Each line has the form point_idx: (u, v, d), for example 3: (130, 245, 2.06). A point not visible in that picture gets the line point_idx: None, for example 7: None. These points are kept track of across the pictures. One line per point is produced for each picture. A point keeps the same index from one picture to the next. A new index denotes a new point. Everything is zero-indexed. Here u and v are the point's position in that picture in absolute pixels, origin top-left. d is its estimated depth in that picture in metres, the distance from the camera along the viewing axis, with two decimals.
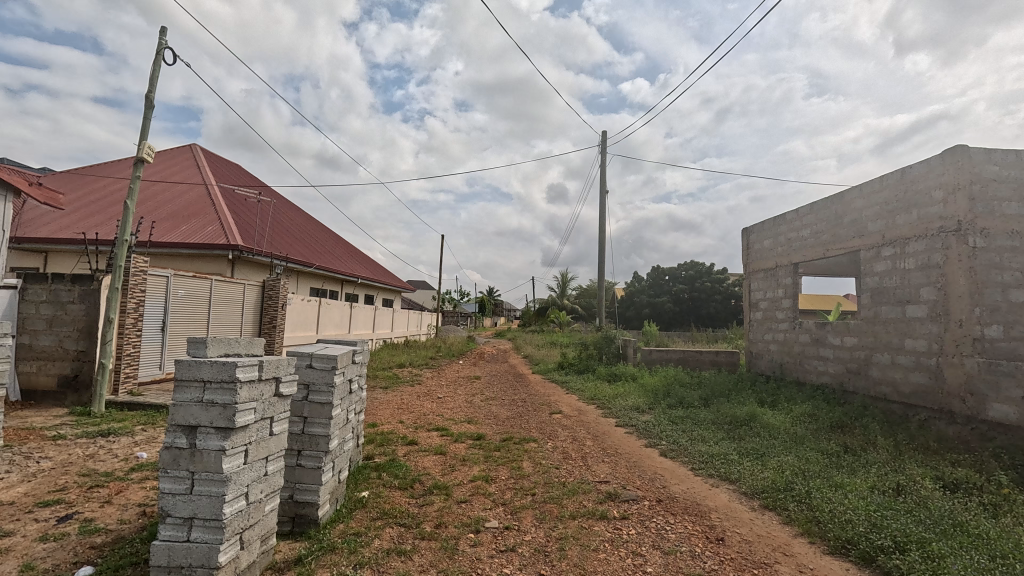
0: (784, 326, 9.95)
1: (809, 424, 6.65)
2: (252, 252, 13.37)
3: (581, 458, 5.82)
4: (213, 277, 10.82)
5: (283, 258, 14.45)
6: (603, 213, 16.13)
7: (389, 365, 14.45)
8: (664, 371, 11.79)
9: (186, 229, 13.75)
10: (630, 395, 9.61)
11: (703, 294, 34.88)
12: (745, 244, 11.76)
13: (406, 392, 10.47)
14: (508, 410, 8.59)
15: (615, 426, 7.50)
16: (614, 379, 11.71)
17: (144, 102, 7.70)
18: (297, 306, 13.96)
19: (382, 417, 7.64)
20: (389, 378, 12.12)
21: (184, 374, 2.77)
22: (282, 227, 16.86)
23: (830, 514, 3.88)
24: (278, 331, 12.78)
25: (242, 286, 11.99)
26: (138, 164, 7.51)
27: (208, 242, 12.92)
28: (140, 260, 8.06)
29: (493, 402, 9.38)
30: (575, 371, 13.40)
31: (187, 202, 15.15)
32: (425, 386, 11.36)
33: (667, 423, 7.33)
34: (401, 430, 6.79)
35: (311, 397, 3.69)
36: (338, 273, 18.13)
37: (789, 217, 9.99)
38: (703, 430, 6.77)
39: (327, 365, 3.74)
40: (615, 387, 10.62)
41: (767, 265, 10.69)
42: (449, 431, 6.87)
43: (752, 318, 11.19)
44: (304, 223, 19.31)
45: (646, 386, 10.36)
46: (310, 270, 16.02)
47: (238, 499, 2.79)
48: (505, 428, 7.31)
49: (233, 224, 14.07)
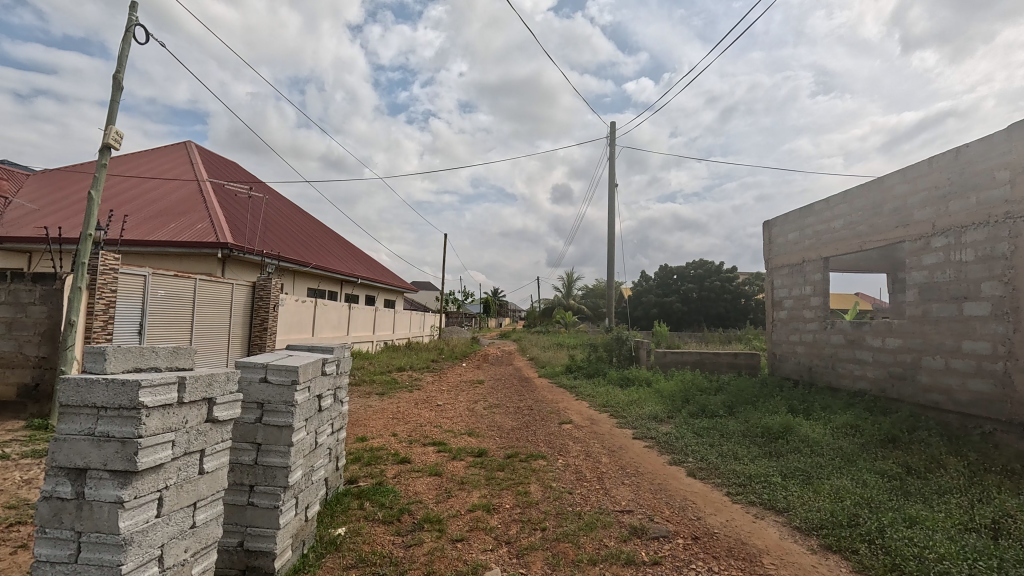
0: (814, 326, 9.14)
1: (854, 438, 5.86)
2: (243, 250, 12.68)
3: (597, 481, 5.05)
4: (197, 277, 10.12)
5: (275, 256, 13.77)
6: (612, 207, 15.33)
7: (387, 368, 13.74)
8: (680, 375, 10.98)
9: (174, 227, 13.10)
10: (646, 402, 8.84)
11: (713, 294, 33.98)
12: (766, 238, 10.94)
13: (403, 398, 9.73)
14: (512, 420, 7.83)
15: (632, 439, 6.73)
16: (626, 384, 10.94)
17: (112, 84, 7.02)
18: (290, 307, 13.27)
19: (374, 429, 6.92)
20: (387, 384, 11.40)
21: (72, 397, 2.03)
22: (277, 225, 16.19)
23: (917, 561, 3.10)
24: (270, 333, 12.08)
25: (230, 286, 11.29)
26: (104, 151, 6.82)
27: (196, 240, 12.25)
28: (110, 257, 7.38)
29: (496, 410, 8.62)
30: (584, 375, 12.60)
31: (176, 199, 14.50)
32: (424, 392, 10.63)
33: (691, 435, 6.54)
34: (392, 445, 6.06)
35: (266, 420, 2.95)
36: (336, 273, 17.45)
37: (816, 207, 9.19)
38: (734, 444, 5.99)
39: (286, 379, 2.98)
40: (629, 393, 9.85)
41: (791, 260, 9.88)
42: (447, 445, 6.14)
43: (775, 318, 10.38)
44: (300, 220, 18.64)
45: (663, 392, 9.57)
46: (305, 269, 15.33)
47: (145, 566, 2.06)
48: (510, 442, 6.56)
49: (224, 221, 13.39)
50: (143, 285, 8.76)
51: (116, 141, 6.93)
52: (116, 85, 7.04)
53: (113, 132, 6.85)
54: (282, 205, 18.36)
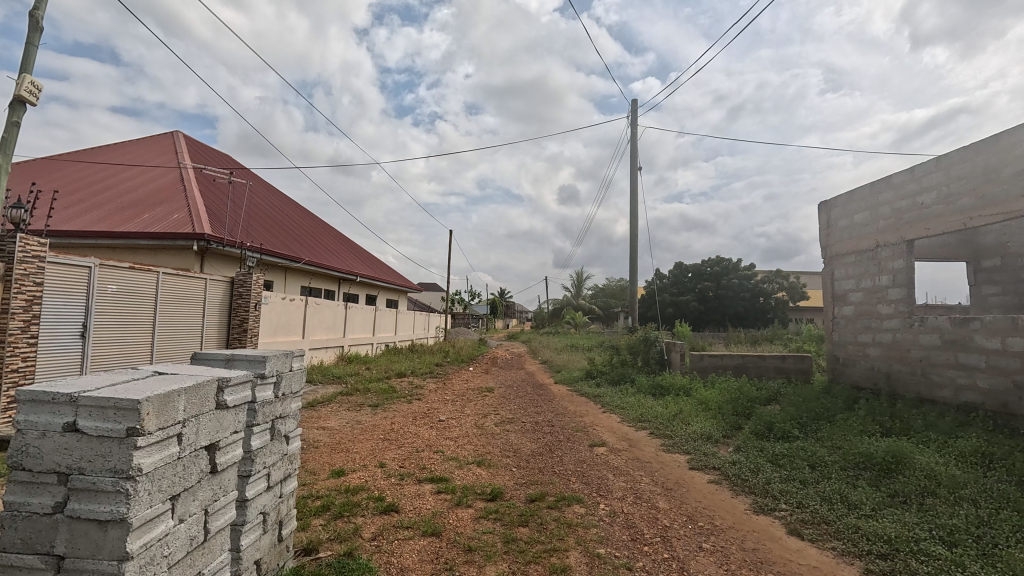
0: (894, 324, 7.56)
1: (1004, 476, 4.31)
2: (223, 242, 11.30)
3: (662, 544, 3.53)
4: (161, 270, 8.71)
5: (260, 249, 12.35)
6: (634, 194, 13.73)
7: (386, 374, 12.30)
8: (724, 383, 9.40)
9: (147, 217, 11.75)
10: (692, 417, 7.29)
11: (731, 292, 32.32)
12: (823, 221, 9.35)
13: (400, 411, 8.25)
14: (532, 442, 6.33)
15: (690, 470, 5.20)
16: (660, 392, 9.44)
17: (29, 24, 5.59)
18: (277, 306, 11.85)
19: (358, 458, 5.45)
20: (383, 392, 9.92)
21: None
22: (264, 216, 14.79)
23: None
24: (251, 335, 10.64)
25: (204, 282, 9.87)
26: (17, 106, 5.38)
27: (170, 231, 10.91)
28: (33, 241, 5.95)
29: (511, 429, 7.09)
30: (608, 383, 11.03)
31: (155, 188, 13.14)
32: (425, 402, 9.19)
33: (767, 465, 5.01)
34: (377, 484, 4.58)
35: (71, 509, 1.46)
36: (331, 270, 16.05)
37: (894, 180, 7.63)
38: (833, 480, 4.46)
39: (110, 426, 1.47)
40: (667, 405, 8.32)
41: (860, 246, 8.33)
42: (449, 482, 4.66)
43: (838, 315, 8.82)
44: (292, 213, 17.24)
45: (709, 404, 8.05)
46: (295, 265, 13.93)
47: None
48: (531, 474, 5.07)
49: (204, 210, 12.02)
50: (89, 279, 7.33)
51: (32, 95, 5.47)
52: (34, 25, 5.60)
53: (27, 82, 5.38)
54: (273, 196, 16.96)
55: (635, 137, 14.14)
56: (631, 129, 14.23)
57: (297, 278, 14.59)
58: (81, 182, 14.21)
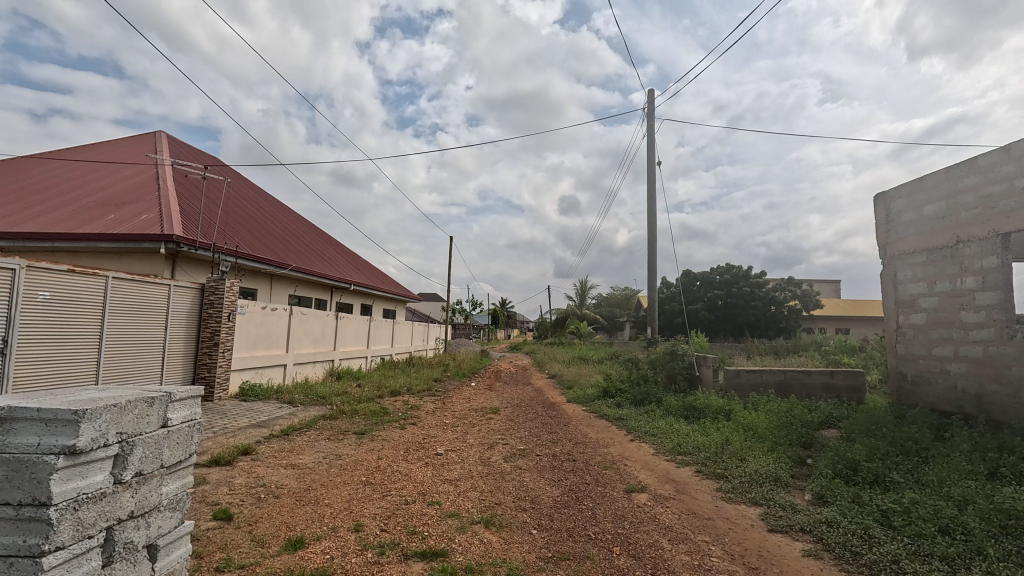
0: (985, 335, 6.27)
1: None
2: (195, 245, 10.08)
3: None
4: (111, 273, 7.46)
5: (239, 253, 11.12)
6: (650, 192, 12.50)
7: (378, 393, 10.98)
8: (768, 405, 8.08)
9: (113, 218, 10.59)
10: (745, 449, 5.99)
11: (742, 301, 31.01)
12: (881, 215, 8.08)
13: (391, 441, 6.94)
14: (553, 488, 5.01)
15: (767, 533, 3.90)
16: (692, 415, 8.16)
17: None
18: (256, 317, 10.55)
19: (329, 515, 4.13)
20: (372, 415, 8.61)
21: None
22: (247, 219, 13.55)
23: None
24: (224, 350, 9.30)
25: (166, 288, 8.59)
26: None
27: (135, 233, 9.72)
28: None
29: (524, 466, 5.79)
30: (630, 403, 9.70)
31: (126, 187, 11.98)
32: (420, 428, 7.88)
33: (878, 528, 3.70)
34: (346, 565, 3.26)
35: None
36: (322, 278, 14.82)
37: (982, 162, 6.38)
38: (991, 560, 3.14)
39: None
40: (705, 433, 7.02)
41: (934, 242, 7.06)
42: (447, 561, 3.33)
43: (904, 324, 7.55)
44: (279, 216, 16.02)
45: (756, 433, 6.74)
46: (281, 271, 12.69)
47: None
48: (559, 542, 3.74)
49: (176, 209, 10.83)
50: (13, 282, 6.09)
51: None
52: None
53: None
54: (259, 198, 15.77)
55: (652, 129, 12.93)
56: (646, 120, 13.01)
57: (282, 286, 13.37)
58: (49, 182, 13.05)
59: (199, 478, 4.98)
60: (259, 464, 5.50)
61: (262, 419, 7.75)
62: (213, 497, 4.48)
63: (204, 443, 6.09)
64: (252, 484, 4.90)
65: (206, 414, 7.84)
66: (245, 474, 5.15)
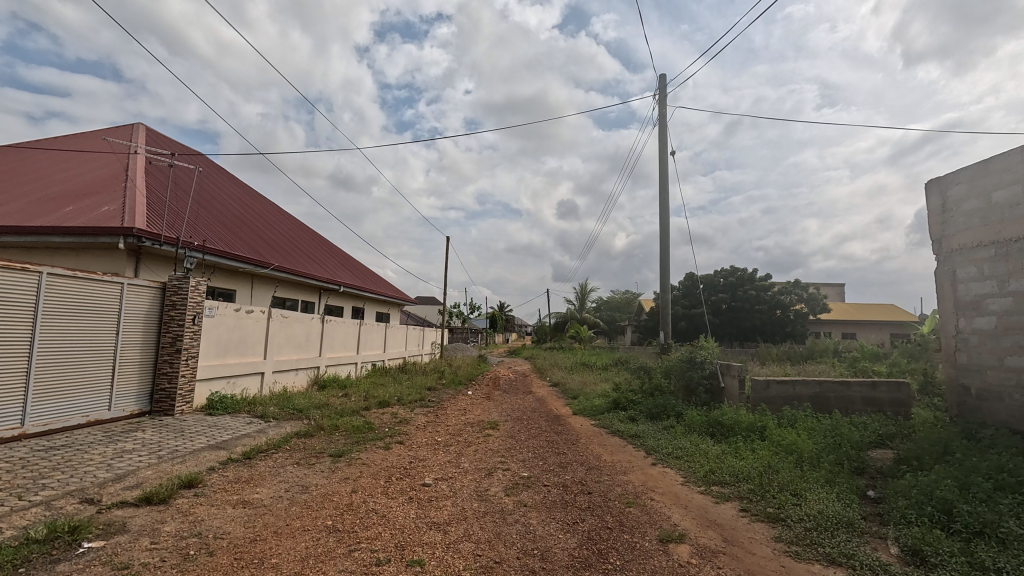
0: None
1: None
2: (160, 240, 9.03)
3: None
4: (47, 270, 6.42)
5: (212, 249, 10.07)
6: (663, 184, 11.50)
7: (365, 404, 9.91)
8: (808, 422, 7.04)
9: (71, 210, 9.56)
10: (796, 480, 4.96)
11: (746, 305, 29.99)
12: (936, 203, 7.06)
13: (371, 467, 5.87)
14: (568, 537, 3.94)
15: None
16: (720, 433, 7.13)
17: None
18: (229, 320, 9.48)
19: None
20: (354, 432, 7.56)
21: None
22: (225, 214, 12.50)
23: None
24: (188, 358, 8.23)
25: (118, 288, 7.55)
26: None
27: (92, 226, 8.68)
28: None
29: (529, 502, 4.74)
30: (644, 418, 8.65)
31: (90, 177, 10.90)
32: (407, 449, 6.81)
33: None
34: None
35: None
36: (309, 279, 13.78)
37: None
38: None
39: None
40: (741, 457, 5.99)
41: (1006, 233, 6.06)
42: None
43: (965, 329, 6.55)
44: (262, 212, 14.97)
45: (801, 458, 5.72)
46: (261, 270, 11.64)
47: None
48: None
49: (142, 201, 9.79)
50: None
51: None
52: None
53: None
54: (241, 193, 14.73)
55: (663, 116, 11.93)
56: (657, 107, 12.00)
57: (263, 286, 12.33)
58: (9, 173, 11.99)
59: (118, 525, 3.91)
60: (201, 503, 4.43)
61: (224, 438, 6.69)
62: (124, 557, 3.41)
63: (142, 473, 5.02)
64: (183, 534, 3.83)
65: (160, 433, 6.76)
66: (179, 518, 4.08)
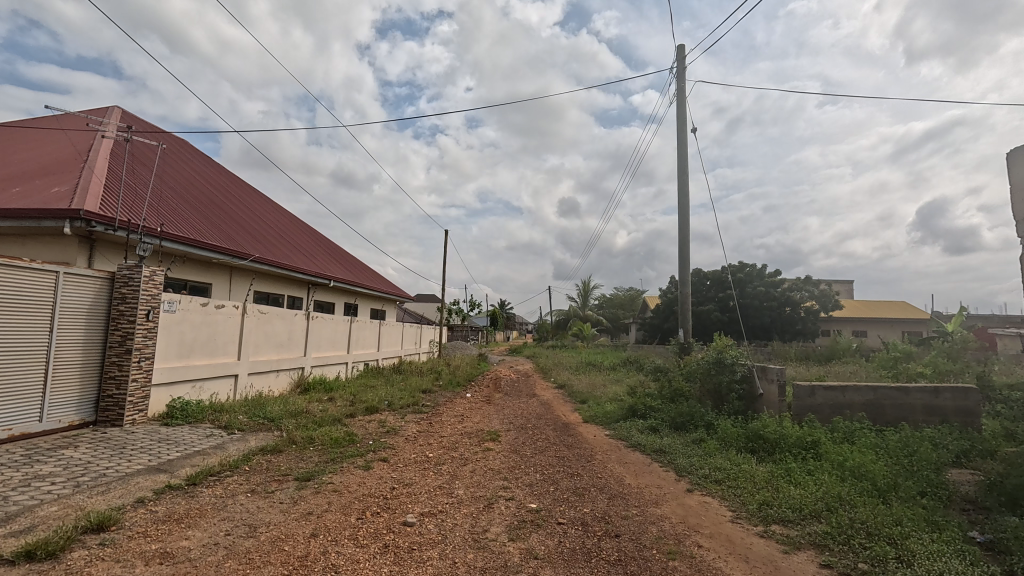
0: None
1: None
2: (114, 225, 7.88)
3: None
4: None
5: (177, 237, 8.92)
6: (683, 167, 10.33)
7: (350, 411, 8.82)
8: (868, 438, 5.92)
9: (20, 192, 8.45)
10: (887, 522, 3.82)
11: (756, 302, 28.78)
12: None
13: (342, 497, 4.73)
14: None
15: None
16: (763, 450, 6.01)
17: None
18: (194, 316, 8.34)
19: None
20: (331, 446, 6.46)
21: None
22: (198, 201, 11.36)
23: None
24: (141, 359, 7.12)
25: (53, 279, 6.40)
26: None
27: (36, 208, 7.57)
28: None
29: (541, 552, 3.60)
30: (667, 428, 7.53)
31: (45, 157, 9.77)
32: (389, 469, 5.67)
33: None
34: None
35: None
36: (293, 273, 12.65)
37: None
38: None
39: None
40: (800, 484, 4.86)
41: None
42: None
43: None
44: (244, 200, 13.80)
45: (878, 486, 4.59)
46: (237, 262, 10.51)
47: None
48: None
49: (99, 182, 8.66)
50: None
51: None
52: None
53: None
54: (220, 179, 13.56)
55: (682, 90, 10.72)
56: (676, 81, 10.80)
57: (240, 279, 11.22)
58: None
59: None
60: (102, 559, 3.31)
61: (171, 457, 5.57)
62: None
63: (42, 511, 3.91)
64: None
65: (95, 450, 5.66)
66: None
